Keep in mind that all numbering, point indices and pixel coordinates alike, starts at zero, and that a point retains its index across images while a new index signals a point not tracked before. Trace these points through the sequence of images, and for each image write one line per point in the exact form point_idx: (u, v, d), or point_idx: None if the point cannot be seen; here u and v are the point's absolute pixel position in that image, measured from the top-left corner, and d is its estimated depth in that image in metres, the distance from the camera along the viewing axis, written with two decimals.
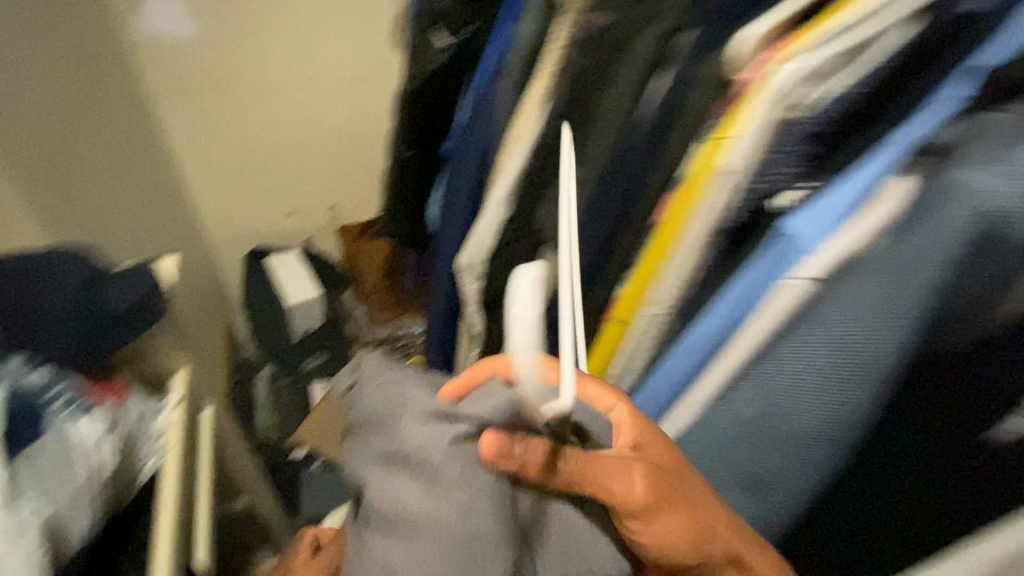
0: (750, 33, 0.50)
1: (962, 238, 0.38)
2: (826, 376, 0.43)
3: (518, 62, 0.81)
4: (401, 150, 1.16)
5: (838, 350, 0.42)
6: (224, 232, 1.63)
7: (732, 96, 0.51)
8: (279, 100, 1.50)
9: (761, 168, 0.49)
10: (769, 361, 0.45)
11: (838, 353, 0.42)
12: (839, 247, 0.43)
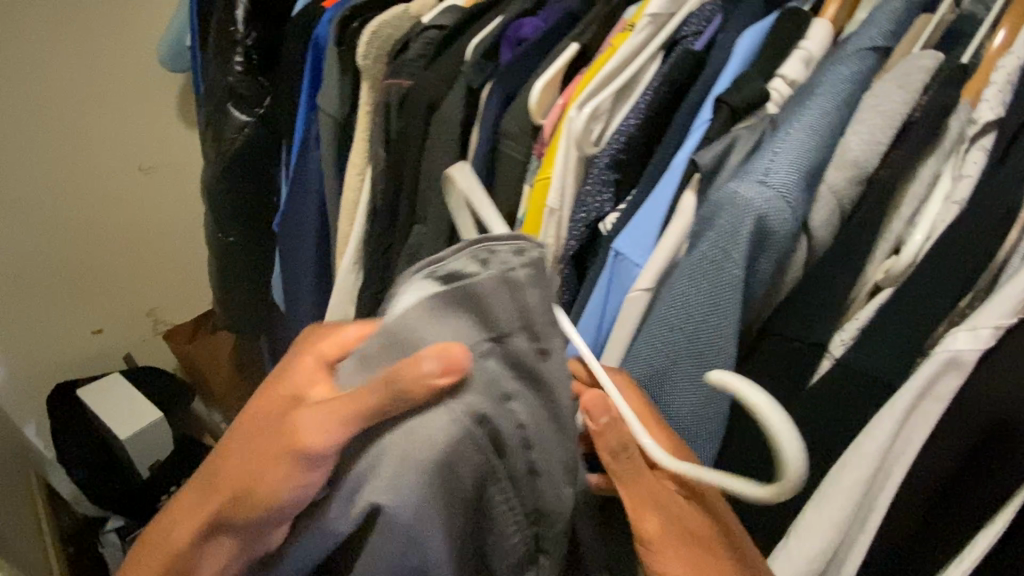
0: (539, 84, 0.55)
1: (736, 234, 0.38)
2: (675, 387, 0.42)
3: (331, 129, 0.79)
4: (225, 234, 1.06)
5: (680, 360, 0.41)
6: (10, 377, 1.32)
7: (540, 141, 0.56)
8: (47, 208, 1.24)
9: (580, 200, 0.54)
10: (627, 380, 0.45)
11: (676, 363, 0.42)
12: (655, 261, 0.46)
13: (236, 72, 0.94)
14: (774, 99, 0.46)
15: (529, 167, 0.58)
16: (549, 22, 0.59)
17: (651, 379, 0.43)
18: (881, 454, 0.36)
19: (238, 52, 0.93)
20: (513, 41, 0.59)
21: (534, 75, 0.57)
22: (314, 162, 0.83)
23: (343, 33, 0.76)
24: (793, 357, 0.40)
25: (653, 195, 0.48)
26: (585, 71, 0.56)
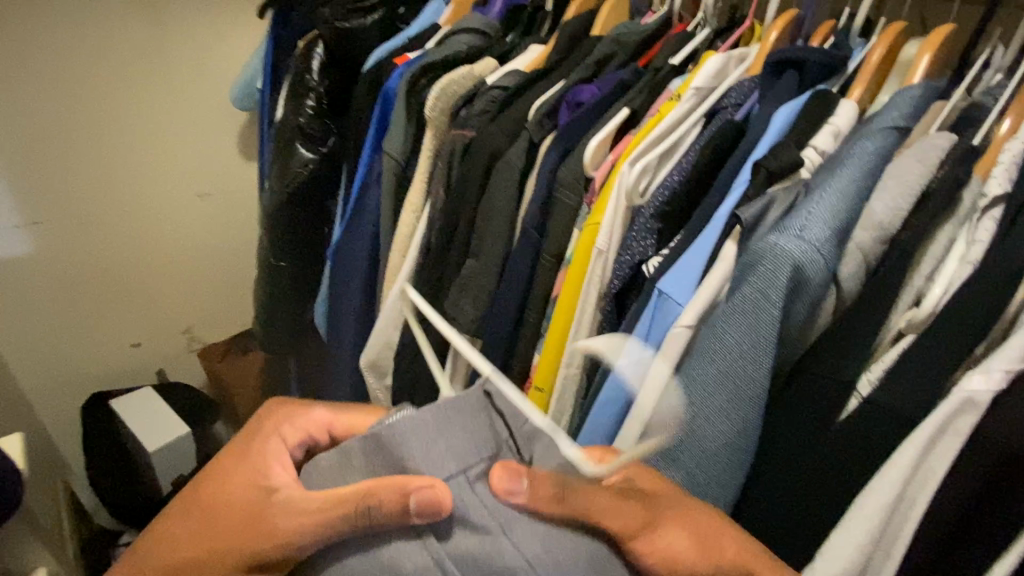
0: (593, 141, 0.63)
1: (774, 283, 0.43)
2: (712, 415, 0.46)
3: (392, 170, 0.86)
4: (275, 259, 1.13)
5: (716, 390, 0.46)
6: (51, 384, 1.35)
7: (592, 190, 0.63)
8: (111, 228, 1.31)
9: (626, 244, 0.61)
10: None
11: (714, 393, 0.46)
12: (697, 301, 0.51)
13: (307, 114, 1.03)
14: (807, 166, 0.52)
15: (580, 212, 0.65)
16: (604, 90, 0.67)
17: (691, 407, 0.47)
18: (895, 497, 0.41)
19: (309, 97, 1.03)
20: (570, 104, 0.67)
21: (589, 133, 0.65)
22: (372, 204, 0.89)
23: (413, 89, 0.84)
24: (822, 396, 0.44)
25: (694, 244, 0.54)
26: (635, 133, 0.64)
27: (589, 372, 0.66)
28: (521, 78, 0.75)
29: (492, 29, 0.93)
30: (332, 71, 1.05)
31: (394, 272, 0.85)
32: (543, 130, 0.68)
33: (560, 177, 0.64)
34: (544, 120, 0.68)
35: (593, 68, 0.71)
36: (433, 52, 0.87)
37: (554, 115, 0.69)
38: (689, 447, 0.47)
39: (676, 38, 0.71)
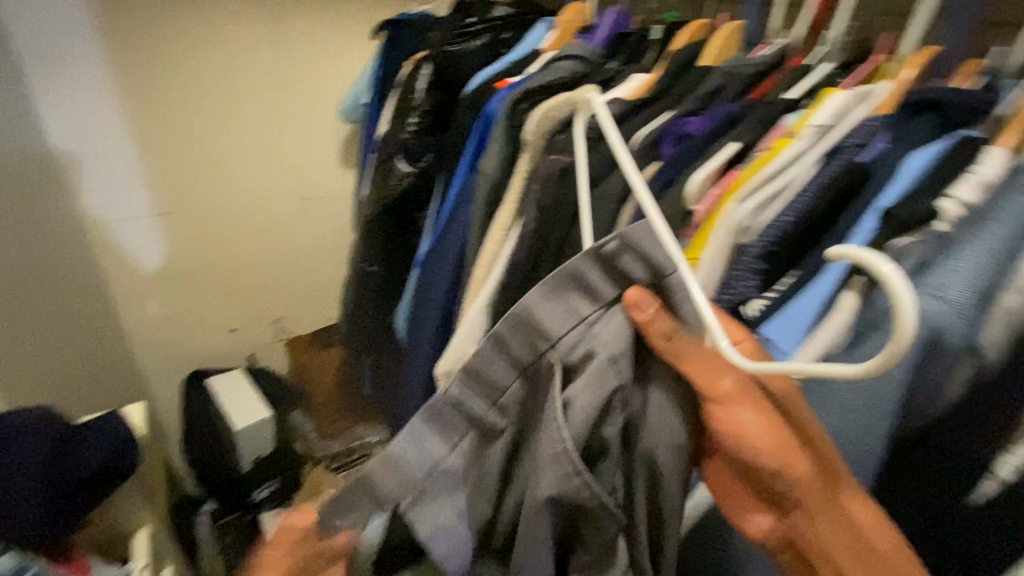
0: (699, 173, 0.61)
1: (910, 345, 0.40)
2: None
3: (486, 189, 0.89)
4: (365, 264, 1.19)
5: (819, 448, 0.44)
6: (162, 357, 1.50)
7: (693, 223, 0.62)
8: (224, 222, 1.44)
9: (726, 283, 0.58)
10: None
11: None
12: (807, 354, 0.48)
13: (409, 132, 1.10)
14: (944, 218, 0.47)
15: (677, 245, 0.63)
16: (713, 121, 0.66)
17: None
18: None
19: (413, 115, 1.09)
20: (674, 137, 0.66)
21: (695, 165, 0.63)
22: (462, 219, 0.93)
23: (513, 113, 0.87)
24: (952, 466, 0.43)
25: (806, 292, 0.51)
26: (744, 167, 0.61)
27: None
28: (623, 108, 0.75)
29: (595, 57, 0.94)
30: (436, 91, 1.11)
31: (478, 286, 0.87)
32: (645, 160, 0.67)
33: (659, 208, 0.63)
34: (646, 150, 0.67)
35: (702, 99, 0.69)
36: (535, 76, 0.90)
37: (658, 145, 0.68)
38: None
39: (791, 72, 0.69)
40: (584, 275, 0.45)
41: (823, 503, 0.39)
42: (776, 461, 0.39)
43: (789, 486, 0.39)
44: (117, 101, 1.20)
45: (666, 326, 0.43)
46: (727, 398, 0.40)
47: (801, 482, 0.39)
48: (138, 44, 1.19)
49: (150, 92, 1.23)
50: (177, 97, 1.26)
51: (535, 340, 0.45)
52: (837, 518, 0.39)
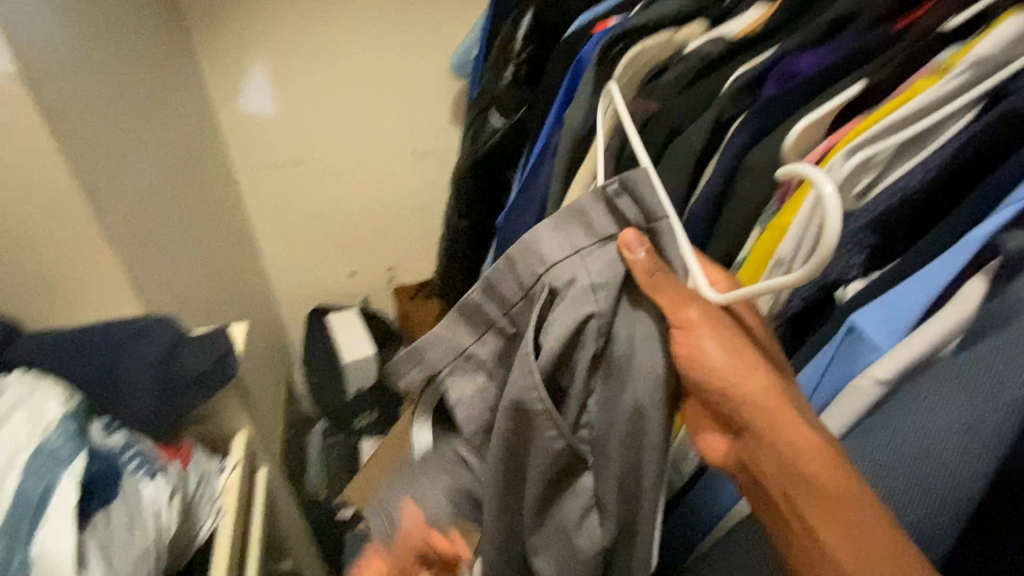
0: (803, 120, 0.49)
1: None
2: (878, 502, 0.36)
3: (569, 143, 0.82)
4: (457, 219, 1.20)
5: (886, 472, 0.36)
6: (292, 289, 1.71)
7: (789, 182, 0.51)
8: (343, 173, 1.55)
9: (819, 258, 0.47)
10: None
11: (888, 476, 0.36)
12: (905, 350, 0.38)
13: (504, 85, 1.06)
14: None
15: (766, 208, 0.52)
16: (831, 57, 0.53)
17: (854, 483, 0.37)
18: None
19: (508, 67, 1.05)
20: (779, 77, 0.54)
21: (800, 111, 0.52)
22: (545, 175, 0.88)
23: (604, 58, 0.78)
24: None
25: (918, 274, 0.39)
26: (867, 114, 0.48)
27: None
28: (724, 46, 0.63)
29: None
30: (535, 41, 1.05)
31: None
32: (738, 107, 0.56)
33: (747, 162, 0.52)
34: (741, 94, 0.56)
35: (824, 30, 0.56)
36: (635, 17, 0.80)
37: (757, 87, 0.56)
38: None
39: None
40: (587, 212, 0.47)
41: (769, 433, 0.38)
42: (722, 380, 0.40)
43: (740, 411, 0.39)
44: (259, 58, 1.34)
45: (653, 267, 0.43)
46: (694, 326, 0.41)
47: (748, 399, 0.39)
48: (277, 4, 1.29)
49: (286, 50, 1.35)
50: (307, 54, 1.36)
51: (533, 266, 0.47)
52: (779, 442, 0.37)
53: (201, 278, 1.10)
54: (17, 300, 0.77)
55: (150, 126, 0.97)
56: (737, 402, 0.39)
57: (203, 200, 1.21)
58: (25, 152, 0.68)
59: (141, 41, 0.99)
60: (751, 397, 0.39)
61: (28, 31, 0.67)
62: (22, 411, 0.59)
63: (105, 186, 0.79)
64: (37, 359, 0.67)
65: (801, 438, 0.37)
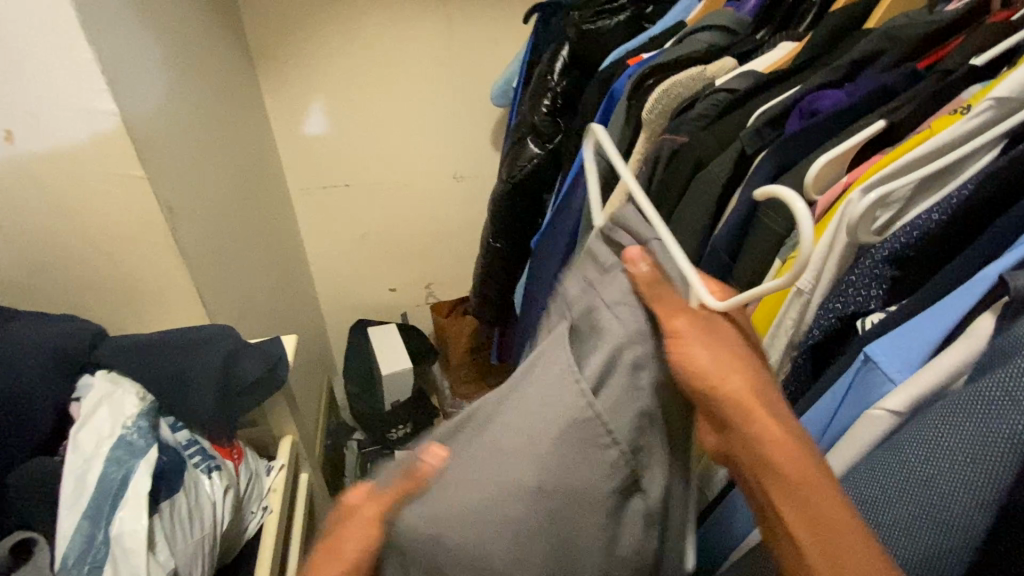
0: (822, 158, 0.51)
1: None
2: (889, 524, 0.37)
3: (599, 172, 0.85)
4: (493, 240, 1.25)
5: (893, 491, 0.37)
6: (337, 301, 1.80)
7: (809, 216, 0.53)
8: (388, 195, 1.63)
9: (838, 289, 0.49)
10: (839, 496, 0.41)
11: (897, 498, 0.37)
12: (917, 383, 0.38)
13: (541, 113, 1.11)
14: None
15: (788, 239, 0.54)
16: (852, 97, 0.54)
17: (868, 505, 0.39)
18: None
19: (546, 97, 1.10)
20: (803, 112, 0.56)
21: (820, 149, 0.54)
22: (578, 201, 0.90)
23: (637, 90, 0.80)
24: None
25: (932, 308, 0.41)
26: (889, 152, 0.50)
27: None
28: (750, 83, 0.66)
29: (741, 27, 0.84)
30: (572, 71, 1.09)
31: None
32: (760, 141, 0.58)
33: (767, 196, 0.54)
34: (766, 126, 0.57)
35: (847, 69, 0.57)
36: (668, 52, 0.83)
37: (779, 124, 0.58)
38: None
39: (987, 30, 0.53)
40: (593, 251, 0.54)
41: (771, 451, 0.39)
42: (708, 382, 0.42)
43: (748, 428, 0.40)
44: (317, 90, 1.43)
45: (654, 278, 0.46)
46: (682, 336, 0.44)
47: (754, 416, 0.40)
48: (335, 40, 1.37)
49: (341, 82, 1.43)
50: (360, 85, 1.44)
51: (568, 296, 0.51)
52: (777, 454, 0.39)
53: (257, 290, 1.19)
54: (110, 301, 0.88)
55: (219, 152, 1.07)
56: (734, 413, 0.41)
57: (262, 222, 1.31)
58: (116, 176, 0.77)
59: (216, 80, 1.10)
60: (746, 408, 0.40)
61: (126, 77, 0.75)
62: (105, 405, 0.66)
63: (181, 206, 0.88)
64: (112, 359, 0.73)
65: (788, 451, 0.39)
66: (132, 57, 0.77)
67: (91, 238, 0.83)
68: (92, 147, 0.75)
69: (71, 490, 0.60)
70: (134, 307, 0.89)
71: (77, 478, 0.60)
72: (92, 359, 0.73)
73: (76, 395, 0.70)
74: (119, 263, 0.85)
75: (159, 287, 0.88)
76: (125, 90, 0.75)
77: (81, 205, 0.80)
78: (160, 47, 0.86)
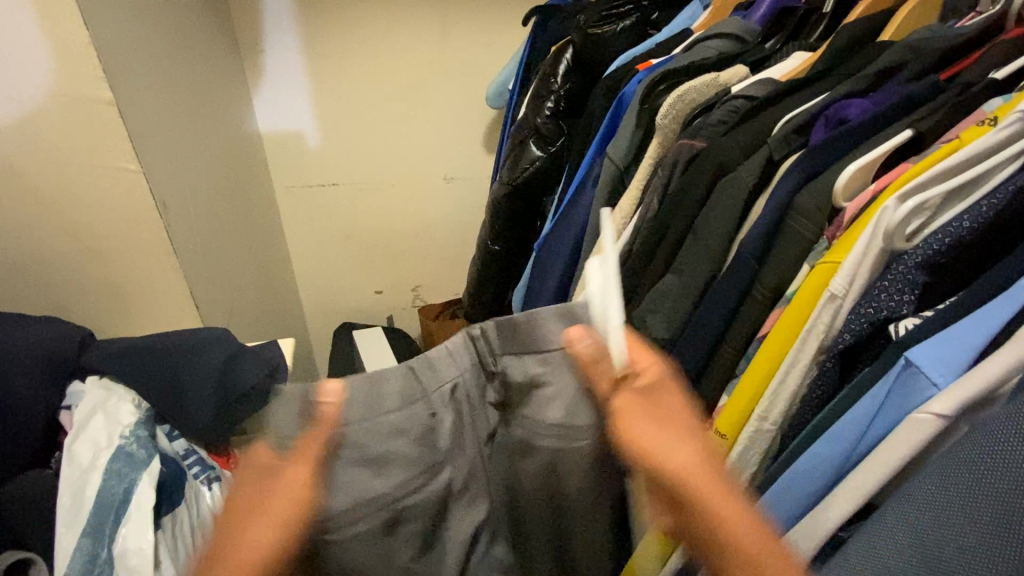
0: (852, 164, 0.52)
1: None
2: (966, 543, 0.36)
3: (610, 175, 0.84)
4: (490, 243, 1.22)
5: (975, 505, 0.36)
6: (321, 305, 1.73)
7: (838, 223, 0.54)
8: (376, 195, 1.57)
9: (870, 295, 0.49)
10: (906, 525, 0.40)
11: (976, 513, 0.36)
12: (963, 387, 0.40)
13: (544, 115, 1.10)
14: None
15: (816, 244, 0.56)
16: (879, 106, 0.57)
17: (941, 526, 0.38)
18: None
19: (550, 99, 1.10)
20: (830, 121, 0.59)
21: (848, 157, 0.55)
22: (584, 204, 0.87)
23: (649, 95, 0.80)
24: None
25: (975, 313, 0.42)
26: (915, 163, 0.52)
27: (784, 432, 0.57)
28: (769, 90, 0.67)
29: (751, 35, 0.86)
30: (575, 75, 1.10)
31: (591, 274, 0.82)
32: (786, 148, 0.60)
33: (796, 201, 0.55)
34: (791, 135, 0.60)
35: (871, 79, 0.61)
36: (680, 58, 0.84)
37: (805, 131, 0.61)
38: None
39: (1002, 46, 0.58)
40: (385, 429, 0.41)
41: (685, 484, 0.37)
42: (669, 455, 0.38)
43: (676, 490, 0.37)
44: (307, 86, 1.38)
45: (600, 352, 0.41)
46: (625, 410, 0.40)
47: (682, 481, 0.37)
48: (328, 35, 1.33)
49: (333, 79, 1.39)
50: (354, 82, 1.40)
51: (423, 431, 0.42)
52: (711, 506, 0.36)
53: (241, 291, 1.12)
54: (97, 302, 0.83)
55: (207, 144, 1.01)
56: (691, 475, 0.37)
57: (248, 220, 1.25)
58: (108, 168, 0.73)
59: (203, 69, 1.03)
60: (682, 475, 0.37)
61: (121, 67, 0.71)
62: (100, 414, 0.62)
63: (173, 201, 0.83)
64: (104, 362, 0.69)
65: (746, 520, 0.36)
66: (127, 46, 0.73)
67: (75, 232, 0.77)
68: (81, 135, 0.71)
69: (69, 504, 0.56)
70: (120, 307, 0.84)
71: (74, 491, 0.57)
72: (84, 362, 0.69)
73: (67, 403, 0.66)
74: (105, 259, 0.80)
75: (147, 284, 0.83)
76: (120, 78, 0.71)
77: (64, 197, 0.75)
78: (154, 34, 0.81)
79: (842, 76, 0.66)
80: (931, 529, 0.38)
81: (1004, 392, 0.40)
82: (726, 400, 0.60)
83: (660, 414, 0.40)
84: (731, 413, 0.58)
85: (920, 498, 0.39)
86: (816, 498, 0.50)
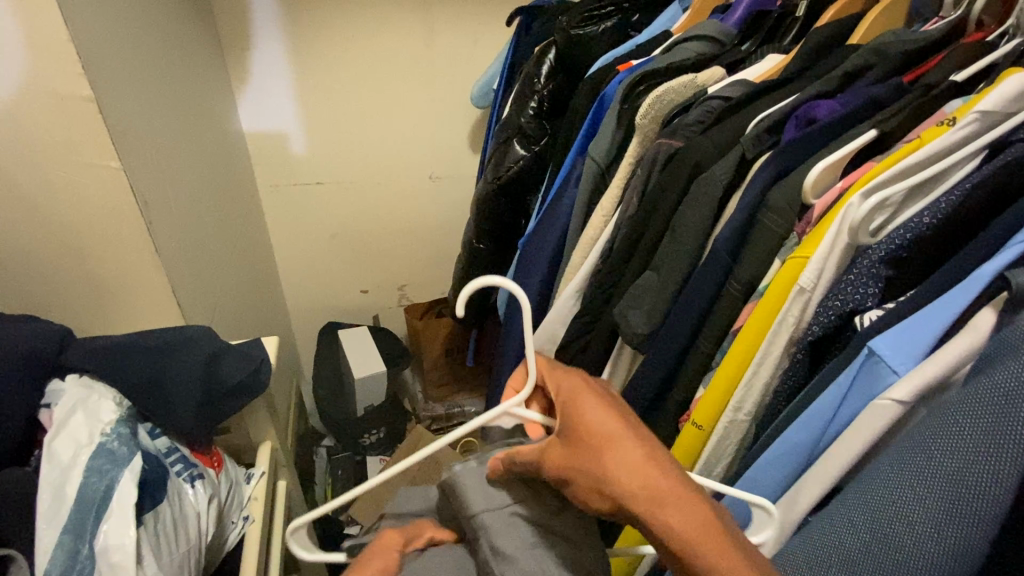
0: (820, 162, 0.54)
1: (1009, 368, 0.36)
2: (920, 522, 0.38)
3: (591, 173, 0.85)
4: (475, 242, 1.23)
5: (927, 487, 0.38)
6: (306, 304, 1.72)
7: (807, 219, 0.56)
8: (361, 193, 1.57)
9: (837, 288, 0.51)
10: (862, 505, 0.41)
11: (928, 495, 0.38)
12: (922, 373, 0.42)
13: (528, 115, 1.11)
14: None
15: (787, 240, 0.57)
16: (846, 107, 0.60)
17: (895, 506, 0.39)
18: None
19: (533, 99, 1.11)
20: (801, 121, 0.61)
21: (817, 156, 0.57)
22: (567, 203, 0.89)
23: (628, 95, 0.81)
24: None
25: (935, 303, 0.44)
26: (881, 160, 0.54)
27: (758, 421, 0.59)
28: (743, 92, 0.69)
29: (728, 37, 0.88)
30: (558, 75, 1.11)
31: (574, 272, 0.83)
32: (759, 148, 0.62)
33: (768, 199, 0.57)
34: (764, 135, 0.62)
35: (839, 80, 0.64)
36: (658, 59, 0.86)
37: (777, 131, 0.63)
38: (886, 558, 0.39)
39: (963, 49, 0.61)
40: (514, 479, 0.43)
41: (643, 500, 0.33)
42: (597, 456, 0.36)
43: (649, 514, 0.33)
44: (291, 85, 1.37)
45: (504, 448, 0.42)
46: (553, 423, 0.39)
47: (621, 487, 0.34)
48: (311, 34, 1.33)
49: (317, 77, 1.38)
50: (337, 80, 1.40)
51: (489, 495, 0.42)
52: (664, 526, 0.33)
53: (224, 291, 1.11)
54: (77, 301, 0.83)
55: (188, 142, 1.00)
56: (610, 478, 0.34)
57: (232, 220, 1.24)
58: (87, 163, 0.72)
59: (184, 65, 1.02)
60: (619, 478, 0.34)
61: (100, 63, 0.71)
62: (80, 412, 0.62)
63: (155, 199, 0.83)
64: (84, 361, 0.68)
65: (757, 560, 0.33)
66: (106, 42, 0.72)
67: (53, 230, 0.76)
68: (61, 131, 0.70)
69: (49, 505, 0.56)
70: (100, 306, 0.84)
71: (55, 490, 0.57)
72: (63, 361, 0.68)
73: (46, 403, 0.65)
74: (85, 256, 0.79)
75: (128, 282, 0.82)
76: (100, 75, 0.70)
77: (43, 194, 0.74)
78: (133, 31, 0.80)
79: (814, 78, 0.68)
80: (885, 509, 0.40)
81: (960, 378, 0.42)
82: (703, 392, 0.61)
83: (590, 426, 0.37)
84: (708, 404, 0.60)
85: (880, 484, 0.41)
86: (787, 486, 0.51)
